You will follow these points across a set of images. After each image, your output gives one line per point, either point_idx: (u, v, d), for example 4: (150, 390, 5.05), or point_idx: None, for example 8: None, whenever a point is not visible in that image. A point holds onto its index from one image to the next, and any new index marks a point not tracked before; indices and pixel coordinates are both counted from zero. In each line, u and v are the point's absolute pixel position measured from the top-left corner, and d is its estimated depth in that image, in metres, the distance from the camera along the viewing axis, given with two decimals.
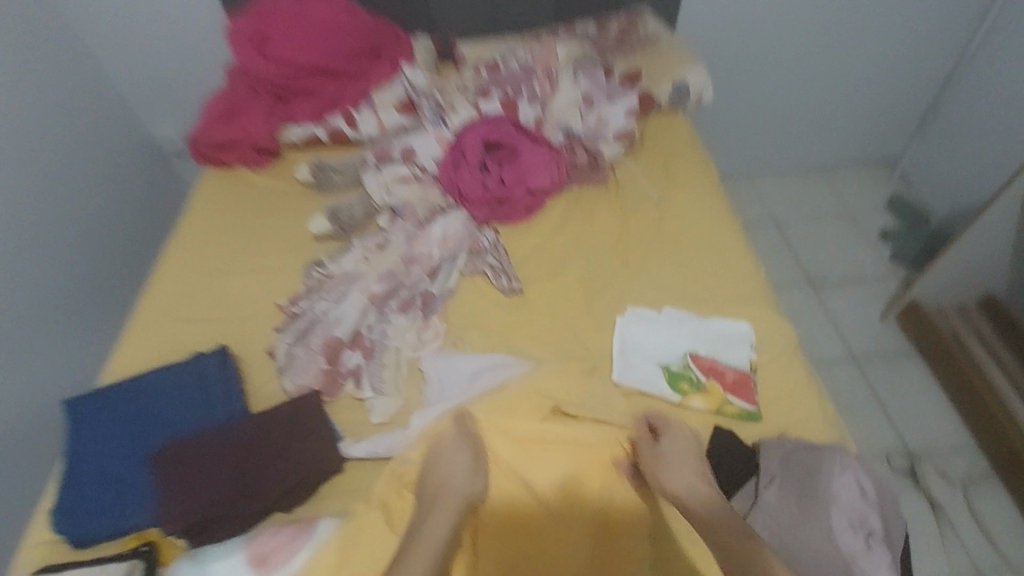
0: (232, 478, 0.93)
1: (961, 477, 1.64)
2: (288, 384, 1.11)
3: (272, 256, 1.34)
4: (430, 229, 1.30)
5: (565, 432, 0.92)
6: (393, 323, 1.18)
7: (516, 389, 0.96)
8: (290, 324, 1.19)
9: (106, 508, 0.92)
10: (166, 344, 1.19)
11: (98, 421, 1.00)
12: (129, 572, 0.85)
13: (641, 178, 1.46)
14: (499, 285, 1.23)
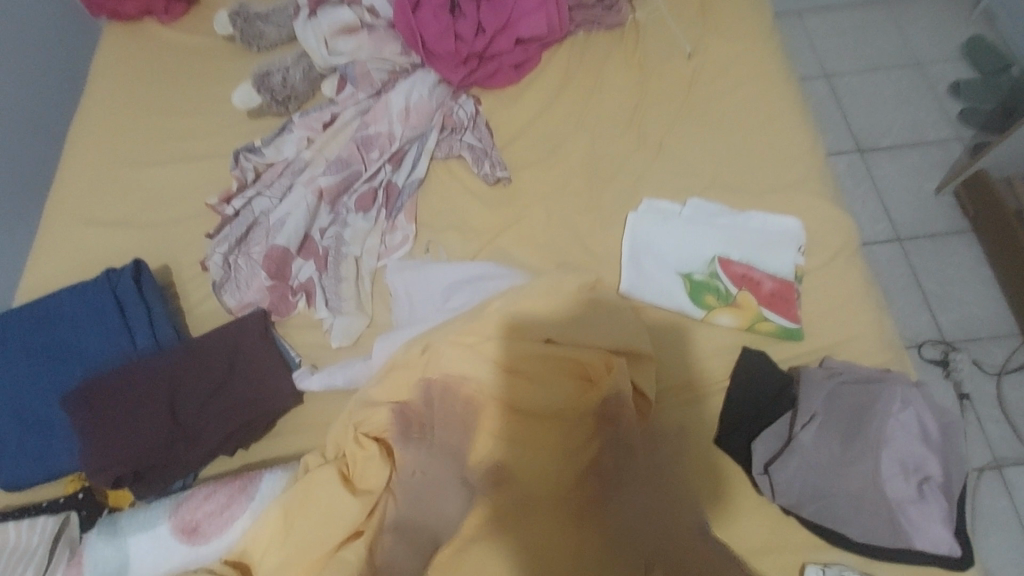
0: (162, 419, 0.78)
1: (997, 367, 1.39)
2: (228, 302, 0.92)
3: (197, 140, 1.07)
4: (389, 98, 1.01)
5: (550, 366, 0.74)
6: (350, 225, 0.96)
7: (496, 314, 0.76)
8: (224, 229, 0.96)
9: (31, 451, 0.80)
10: (78, 254, 0.99)
11: (5, 351, 0.84)
12: (60, 531, 0.73)
13: (668, 19, 1.10)
14: (481, 173, 0.97)
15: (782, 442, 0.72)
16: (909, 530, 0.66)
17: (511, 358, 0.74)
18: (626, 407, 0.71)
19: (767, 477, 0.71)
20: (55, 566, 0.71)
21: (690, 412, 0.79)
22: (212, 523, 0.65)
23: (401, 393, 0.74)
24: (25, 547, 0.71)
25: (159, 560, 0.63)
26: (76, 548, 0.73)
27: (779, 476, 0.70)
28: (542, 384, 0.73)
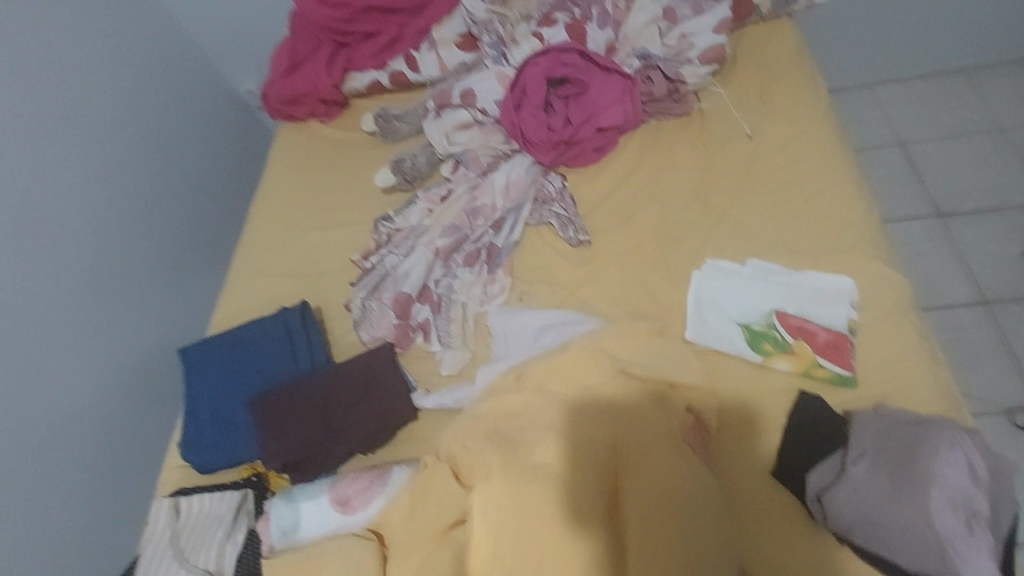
0: (318, 422, 1.02)
1: None
2: (364, 336, 1.17)
3: (344, 211, 1.38)
4: (493, 178, 1.26)
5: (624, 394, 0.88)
6: (459, 277, 1.18)
7: (579, 349, 0.94)
8: (363, 278, 1.23)
9: (221, 443, 1.06)
10: (255, 297, 1.29)
11: (207, 365, 1.13)
12: (242, 503, 0.97)
13: (731, 106, 1.28)
14: (566, 237, 1.17)
15: (835, 474, 0.80)
16: (960, 563, 0.71)
17: (590, 387, 0.90)
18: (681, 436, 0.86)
19: (819, 504, 0.79)
20: (237, 528, 0.94)
21: (747, 444, 0.89)
22: (359, 499, 0.88)
23: (499, 412, 0.92)
24: (216, 512, 0.96)
25: (321, 522, 0.88)
26: (253, 517, 0.96)
27: (830, 504, 0.78)
28: (618, 415, 0.87)
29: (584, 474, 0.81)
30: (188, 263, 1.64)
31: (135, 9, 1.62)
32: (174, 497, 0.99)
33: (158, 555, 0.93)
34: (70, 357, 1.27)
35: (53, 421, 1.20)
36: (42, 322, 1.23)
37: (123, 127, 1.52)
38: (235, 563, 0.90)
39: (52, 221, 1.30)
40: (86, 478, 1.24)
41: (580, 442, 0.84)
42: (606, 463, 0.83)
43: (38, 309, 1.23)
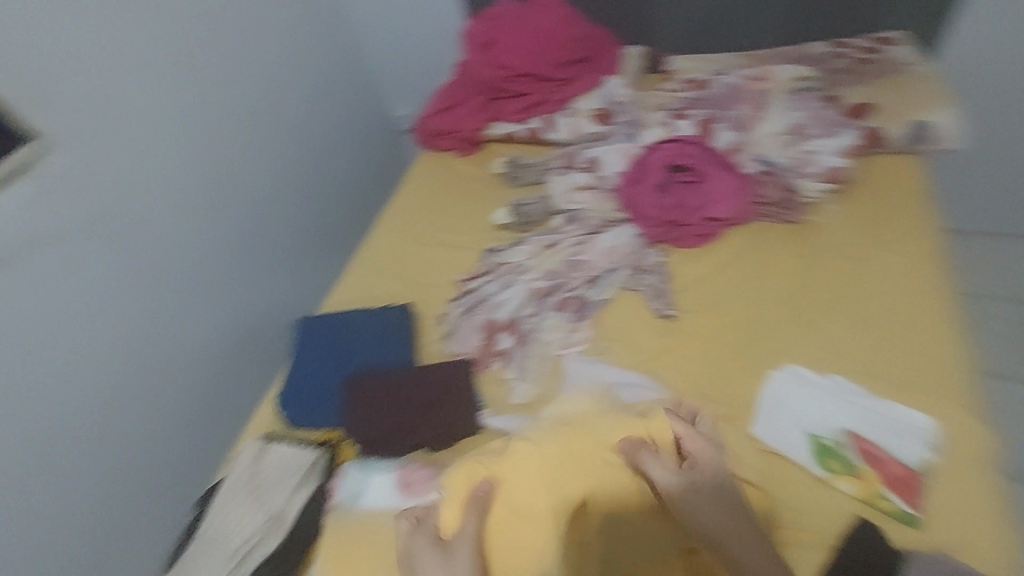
0: (397, 413, 1.15)
1: None
2: (451, 347, 1.29)
3: (459, 235, 1.55)
4: (599, 239, 1.38)
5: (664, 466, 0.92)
6: (547, 318, 1.29)
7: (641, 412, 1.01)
8: (462, 298, 1.38)
9: (311, 406, 1.22)
10: (368, 290, 1.48)
11: (316, 336, 1.31)
12: (315, 463, 1.09)
13: (842, 226, 1.32)
14: (654, 307, 1.26)
15: None
16: None
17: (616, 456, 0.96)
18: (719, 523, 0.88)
19: None
20: (306, 485, 1.06)
21: (783, 552, 0.90)
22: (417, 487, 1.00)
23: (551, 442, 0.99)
24: (293, 465, 1.08)
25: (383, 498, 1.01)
26: (320, 478, 1.08)
27: None
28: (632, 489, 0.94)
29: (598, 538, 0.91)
30: (315, 246, 1.89)
31: (335, 35, 1.94)
32: (262, 439, 1.14)
33: (237, 484, 1.07)
34: (205, 301, 1.51)
35: (178, 348, 1.44)
36: (197, 269, 1.48)
37: (300, 127, 1.81)
38: (296, 516, 1.03)
39: (228, 192, 1.57)
40: (188, 402, 1.47)
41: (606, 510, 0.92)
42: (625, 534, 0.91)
43: (197, 257, 1.48)
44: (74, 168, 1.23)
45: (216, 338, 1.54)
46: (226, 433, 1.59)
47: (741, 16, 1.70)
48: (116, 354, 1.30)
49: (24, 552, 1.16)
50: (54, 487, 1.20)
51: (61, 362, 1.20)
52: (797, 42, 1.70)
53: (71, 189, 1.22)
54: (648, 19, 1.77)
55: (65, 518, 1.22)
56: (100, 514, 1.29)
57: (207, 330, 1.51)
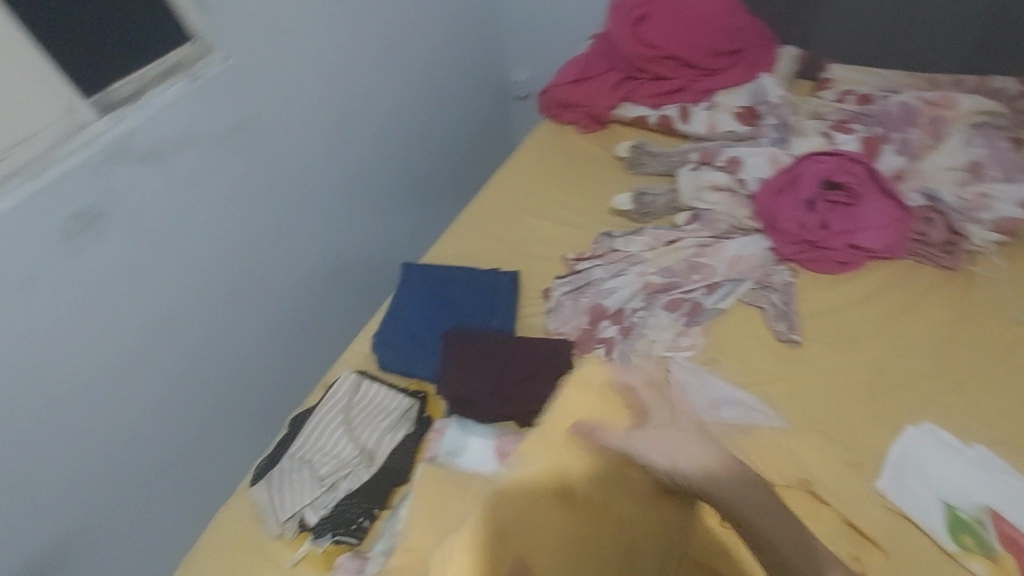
0: (492, 377, 1.13)
1: None
2: (552, 324, 1.26)
3: (572, 212, 1.50)
4: (726, 245, 1.28)
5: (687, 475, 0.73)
6: (656, 315, 1.22)
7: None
8: (569, 276, 1.33)
9: (405, 352, 1.21)
10: (472, 249, 1.46)
11: (419, 285, 1.30)
12: (407, 410, 1.08)
13: (1008, 283, 1.17)
14: (776, 329, 1.17)
15: None
16: None
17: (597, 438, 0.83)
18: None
19: None
20: (397, 429, 1.05)
21: None
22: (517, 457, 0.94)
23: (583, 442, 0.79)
24: (386, 406, 1.08)
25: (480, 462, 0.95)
26: (411, 426, 1.07)
27: None
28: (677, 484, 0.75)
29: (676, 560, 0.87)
30: (422, 200, 1.88)
31: None
32: (358, 373, 1.13)
33: (329, 413, 1.08)
34: (310, 229, 1.51)
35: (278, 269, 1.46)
36: (309, 196, 1.48)
37: (428, 73, 1.77)
38: (385, 458, 1.02)
39: (353, 126, 1.56)
40: (280, 325, 1.50)
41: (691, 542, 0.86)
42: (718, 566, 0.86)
43: (311, 184, 1.48)
44: (222, 73, 1.22)
45: (313, 267, 1.55)
46: (309, 364, 1.62)
47: (923, 34, 1.54)
48: (231, 267, 1.34)
49: (124, 435, 1.22)
50: (162, 379, 1.27)
51: (184, 263, 1.25)
52: (981, 72, 1.52)
53: (213, 94, 1.22)
54: (815, 22, 1.63)
55: (165, 411, 1.29)
56: (186, 414, 1.33)
57: (307, 257, 1.52)
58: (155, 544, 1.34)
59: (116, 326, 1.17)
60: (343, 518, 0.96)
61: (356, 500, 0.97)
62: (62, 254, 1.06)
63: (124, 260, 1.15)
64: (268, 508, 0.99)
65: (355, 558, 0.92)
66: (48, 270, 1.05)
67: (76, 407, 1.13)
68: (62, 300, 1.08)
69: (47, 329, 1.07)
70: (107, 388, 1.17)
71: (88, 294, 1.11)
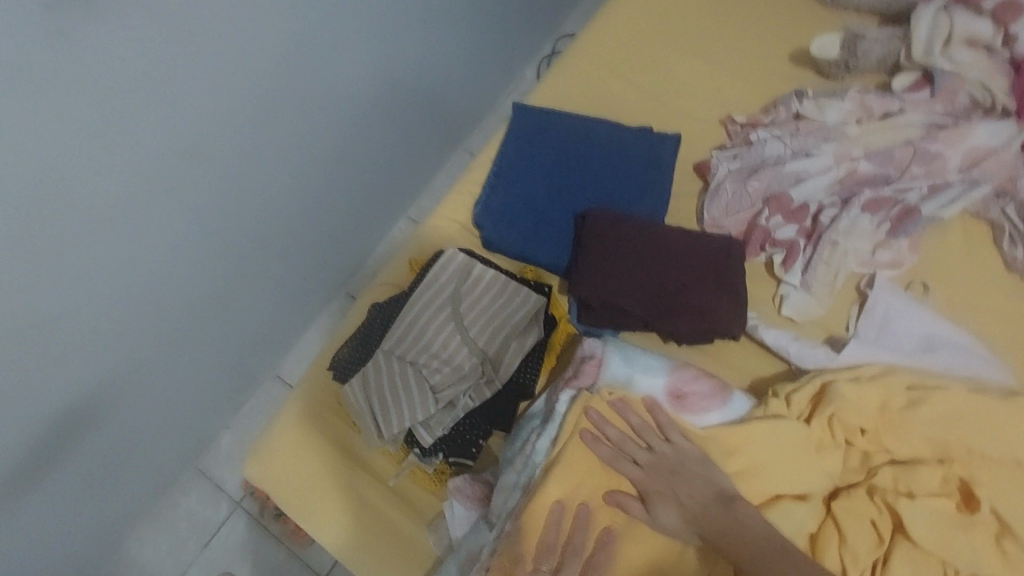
0: (641, 281, 0.86)
1: None
2: (709, 211, 0.95)
3: (740, 55, 1.08)
4: (968, 131, 0.94)
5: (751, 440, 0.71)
6: (857, 218, 0.91)
7: (996, 398, 0.74)
8: (736, 148, 0.99)
9: (521, 231, 0.93)
10: (597, 93, 1.06)
11: (540, 141, 0.97)
12: (536, 310, 0.83)
13: None
14: (1011, 254, 0.89)
15: None
16: None
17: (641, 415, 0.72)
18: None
19: None
20: (526, 333, 0.82)
21: None
22: (697, 401, 0.75)
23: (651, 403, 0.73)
24: (508, 302, 0.83)
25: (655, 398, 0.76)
26: (541, 331, 0.83)
27: None
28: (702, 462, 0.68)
29: (879, 546, 0.67)
30: (525, 21, 1.37)
31: None
32: (466, 255, 0.86)
33: (432, 305, 0.82)
34: (374, 48, 1.00)
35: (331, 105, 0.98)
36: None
37: None
38: (512, 371, 0.80)
39: None
40: (329, 183, 1.09)
41: (920, 520, 0.66)
42: (945, 562, 0.66)
43: None
44: None
45: (373, 105, 1.07)
46: (356, 232, 1.24)
47: None
48: (287, 95, 0.89)
49: (138, 328, 0.89)
50: (202, 248, 0.91)
51: (229, 79, 0.80)
52: None
53: None
54: None
55: (203, 282, 0.95)
56: (210, 299, 0.98)
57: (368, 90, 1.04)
58: (185, 425, 1.13)
59: (136, 173, 0.75)
60: (461, 439, 0.78)
61: (475, 419, 0.79)
62: (43, 44, 0.61)
63: (141, 64, 0.69)
64: (363, 414, 0.79)
65: (474, 482, 0.77)
66: (18, 72, 0.60)
67: (95, 283, 0.79)
68: (53, 129, 0.65)
69: (36, 175, 0.66)
70: (133, 261, 0.82)
71: (92, 120, 0.68)
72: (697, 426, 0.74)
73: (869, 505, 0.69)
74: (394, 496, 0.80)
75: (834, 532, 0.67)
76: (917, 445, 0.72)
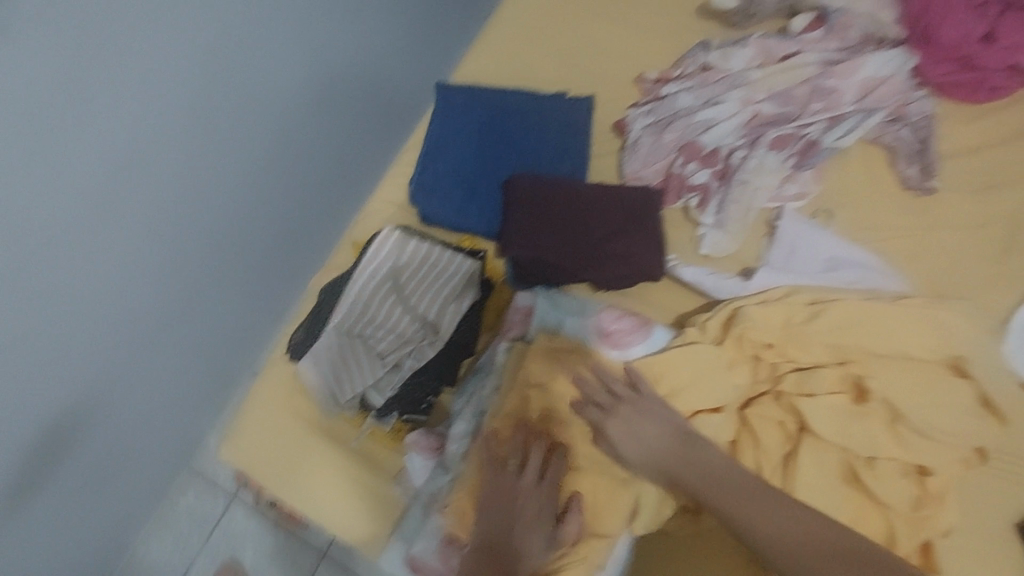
0: (566, 237, 0.92)
1: None
2: (630, 166, 1.02)
3: (649, 13, 1.13)
4: (859, 63, 1.01)
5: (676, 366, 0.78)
6: (763, 156, 0.98)
7: (886, 302, 0.81)
8: (650, 103, 1.05)
9: (454, 204, 0.99)
10: (516, 66, 1.11)
11: (465, 116, 1.02)
12: (470, 274, 0.89)
13: None
14: (905, 175, 0.96)
15: None
16: None
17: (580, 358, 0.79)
18: (960, 450, 0.76)
19: None
20: (463, 297, 0.88)
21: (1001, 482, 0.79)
22: (623, 335, 0.82)
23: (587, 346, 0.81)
24: (444, 270, 0.89)
25: (582, 336, 0.82)
26: (476, 293, 0.90)
27: None
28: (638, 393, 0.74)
29: (787, 443, 0.76)
30: None
31: None
32: (403, 230, 0.90)
33: (371, 282, 0.87)
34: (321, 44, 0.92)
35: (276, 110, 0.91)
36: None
37: None
38: (452, 332, 0.87)
39: None
40: (283, 193, 0.99)
41: (818, 415, 0.75)
42: (846, 450, 0.75)
43: None
44: None
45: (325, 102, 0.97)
46: None
47: None
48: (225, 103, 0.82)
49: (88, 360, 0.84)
50: (166, 265, 0.88)
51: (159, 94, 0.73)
52: None
53: None
54: None
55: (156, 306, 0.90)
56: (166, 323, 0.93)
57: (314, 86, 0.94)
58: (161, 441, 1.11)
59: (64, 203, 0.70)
60: (409, 397, 0.85)
61: (421, 380, 0.86)
62: None
63: (41, 88, 0.62)
64: (319, 385, 0.86)
65: (429, 436, 0.83)
66: None
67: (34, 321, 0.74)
68: None
69: None
70: (90, 288, 0.78)
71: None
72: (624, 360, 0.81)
73: (777, 410, 0.77)
74: (357, 455, 0.89)
75: (749, 436, 0.76)
76: (817, 351, 0.80)
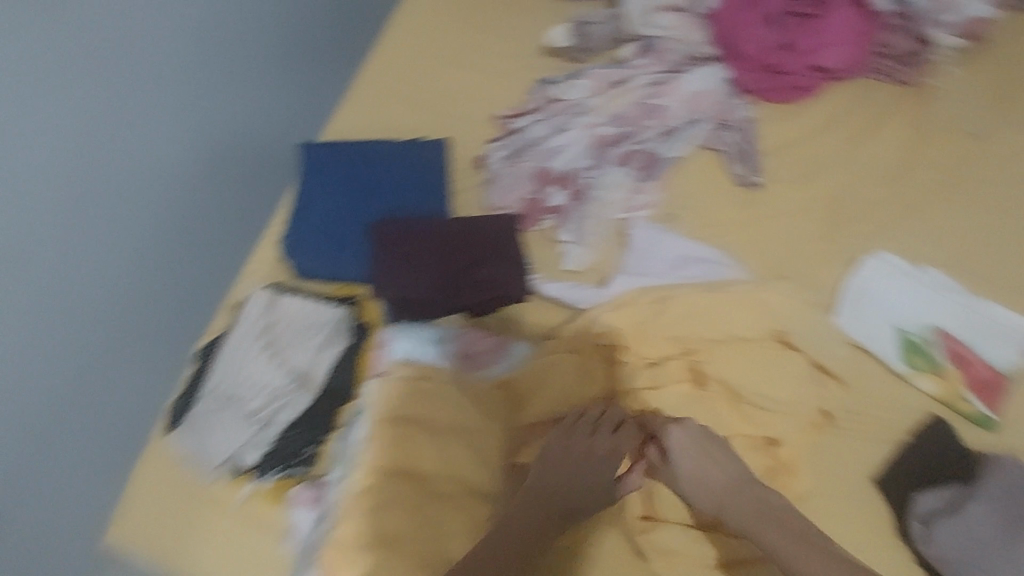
0: (432, 272, 0.97)
1: None
2: (493, 197, 1.08)
3: (497, 55, 1.21)
4: (681, 81, 1.12)
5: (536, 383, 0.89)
6: (608, 173, 1.07)
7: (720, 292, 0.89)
8: (505, 138, 1.13)
9: (326, 255, 1.02)
10: (377, 116, 1.16)
11: (327, 171, 1.06)
12: (336, 324, 0.94)
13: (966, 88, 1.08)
14: (736, 174, 1.05)
15: (949, 506, 0.82)
16: None
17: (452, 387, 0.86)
18: (795, 415, 0.84)
19: (925, 526, 0.81)
20: (329, 346, 0.92)
21: (849, 442, 0.86)
22: (485, 355, 0.88)
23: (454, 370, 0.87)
24: (312, 323, 0.93)
25: (440, 359, 0.87)
26: (345, 340, 0.93)
27: (938, 529, 0.80)
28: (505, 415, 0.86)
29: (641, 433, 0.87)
30: None
31: None
32: (273, 288, 0.96)
33: (245, 342, 0.93)
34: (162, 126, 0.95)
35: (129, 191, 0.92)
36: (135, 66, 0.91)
37: None
38: (323, 380, 0.90)
39: None
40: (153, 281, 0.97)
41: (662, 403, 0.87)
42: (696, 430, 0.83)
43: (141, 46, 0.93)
44: None
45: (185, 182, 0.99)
46: None
47: None
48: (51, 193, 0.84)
49: None
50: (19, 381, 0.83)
51: None
52: None
53: None
54: None
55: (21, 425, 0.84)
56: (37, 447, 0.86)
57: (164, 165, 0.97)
58: None
59: None
60: (286, 451, 0.88)
61: (297, 432, 0.89)
62: None
63: None
64: (201, 451, 0.91)
65: (309, 485, 0.86)
66: None
67: None
68: None
69: None
70: None
71: None
72: (487, 378, 0.88)
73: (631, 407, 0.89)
74: (240, 517, 0.88)
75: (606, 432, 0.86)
76: (663, 346, 0.88)
